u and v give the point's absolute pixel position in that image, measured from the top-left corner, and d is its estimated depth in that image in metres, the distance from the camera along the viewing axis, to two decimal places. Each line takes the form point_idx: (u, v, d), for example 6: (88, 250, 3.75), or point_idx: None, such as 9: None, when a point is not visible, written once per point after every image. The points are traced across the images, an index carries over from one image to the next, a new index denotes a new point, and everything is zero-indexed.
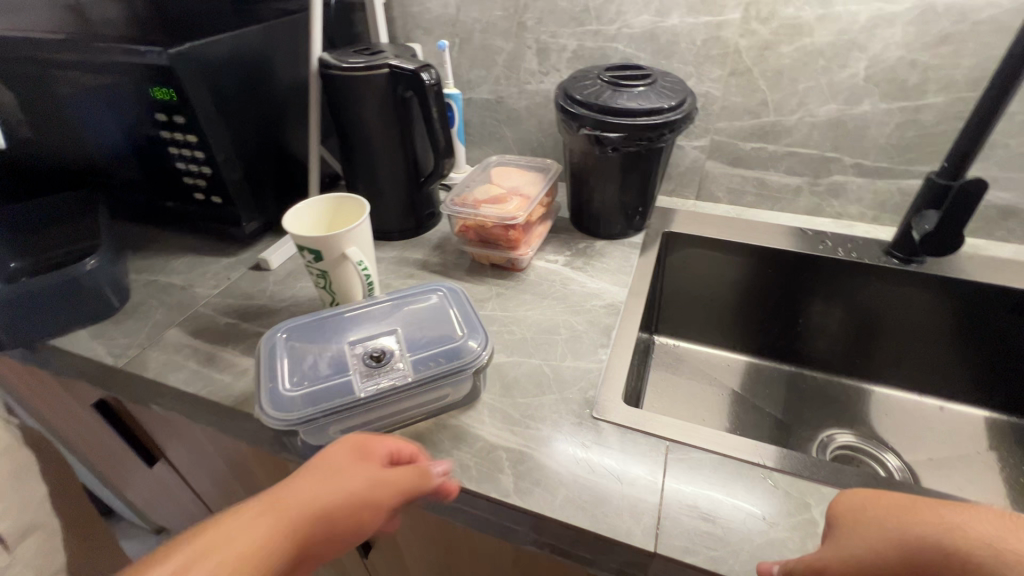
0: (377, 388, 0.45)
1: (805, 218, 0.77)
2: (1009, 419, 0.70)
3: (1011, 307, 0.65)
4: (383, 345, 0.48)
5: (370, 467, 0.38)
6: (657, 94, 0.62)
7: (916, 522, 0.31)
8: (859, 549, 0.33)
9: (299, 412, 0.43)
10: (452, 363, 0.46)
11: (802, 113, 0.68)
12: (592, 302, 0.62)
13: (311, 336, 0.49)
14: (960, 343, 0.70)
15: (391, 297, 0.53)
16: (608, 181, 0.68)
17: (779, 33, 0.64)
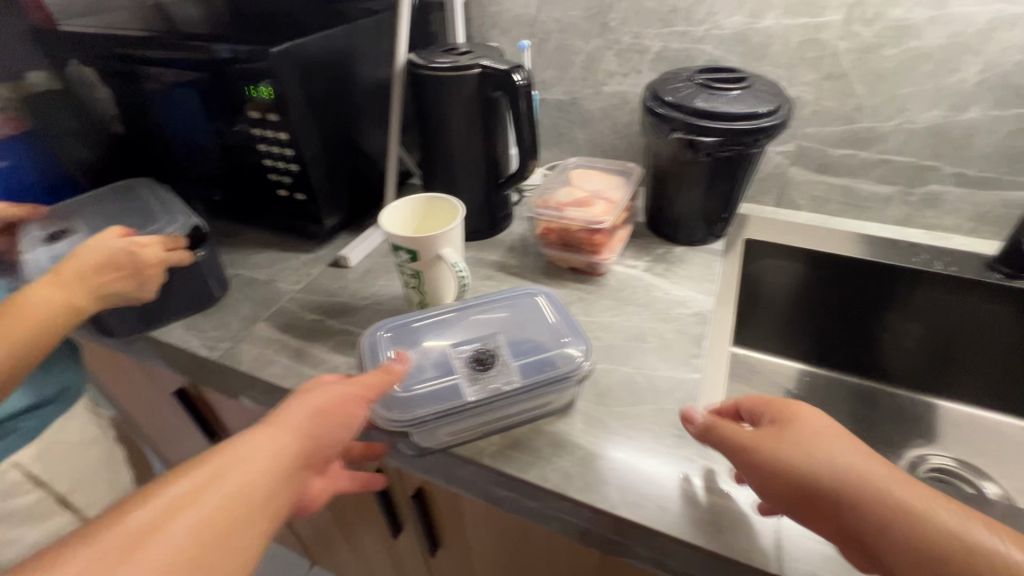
0: (484, 393, 0.45)
1: (895, 228, 0.73)
2: None
3: None
4: (487, 352, 0.48)
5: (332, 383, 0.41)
6: (755, 98, 0.60)
7: (875, 492, 0.32)
8: (806, 463, 0.34)
9: (410, 413, 0.44)
10: (557, 370, 0.46)
11: (902, 119, 0.65)
12: (678, 310, 0.60)
13: (413, 339, 0.50)
14: None
15: (486, 303, 0.54)
16: (694, 186, 0.67)
17: (884, 36, 0.61)
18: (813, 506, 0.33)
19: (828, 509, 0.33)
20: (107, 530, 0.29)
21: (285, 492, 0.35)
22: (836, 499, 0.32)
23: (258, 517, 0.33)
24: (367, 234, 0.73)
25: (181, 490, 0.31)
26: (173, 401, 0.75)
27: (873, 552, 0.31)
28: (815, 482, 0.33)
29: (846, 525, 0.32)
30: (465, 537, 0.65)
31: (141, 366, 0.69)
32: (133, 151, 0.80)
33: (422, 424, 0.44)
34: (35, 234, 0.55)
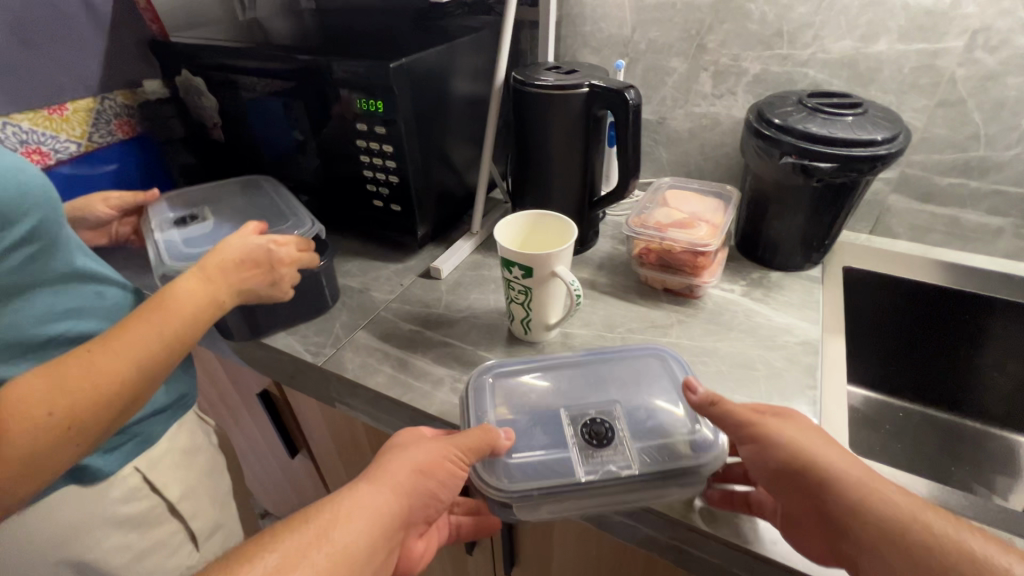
0: (596, 472, 0.43)
1: (1003, 261, 0.70)
2: None
3: None
4: (604, 424, 0.46)
5: (427, 443, 0.42)
6: (871, 124, 0.59)
7: (857, 478, 0.35)
8: (800, 445, 0.37)
9: (518, 484, 0.43)
10: (683, 460, 0.43)
11: (1021, 149, 0.63)
12: (784, 338, 0.59)
13: (524, 393, 0.50)
14: None
15: (605, 361, 0.52)
16: (795, 212, 0.65)
17: (1008, 64, 0.60)
18: (794, 476, 0.37)
19: (807, 480, 0.36)
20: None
21: (379, 553, 0.38)
22: (816, 471, 0.36)
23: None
24: (455, 247, 0.74)
25: (289, 547, 0.35)
26: (256, 402, 0.76)
27: (839, 523, 0.34)
28: (800, 455, 0.37)
29: (820, 495, 0.35)
30: (548, 559, 0.64)
31: (235, 365, 0.71)
32: (230, 158, 0.83)
33: (530, 497, 0.43)
34: (164, 214, 0.64)
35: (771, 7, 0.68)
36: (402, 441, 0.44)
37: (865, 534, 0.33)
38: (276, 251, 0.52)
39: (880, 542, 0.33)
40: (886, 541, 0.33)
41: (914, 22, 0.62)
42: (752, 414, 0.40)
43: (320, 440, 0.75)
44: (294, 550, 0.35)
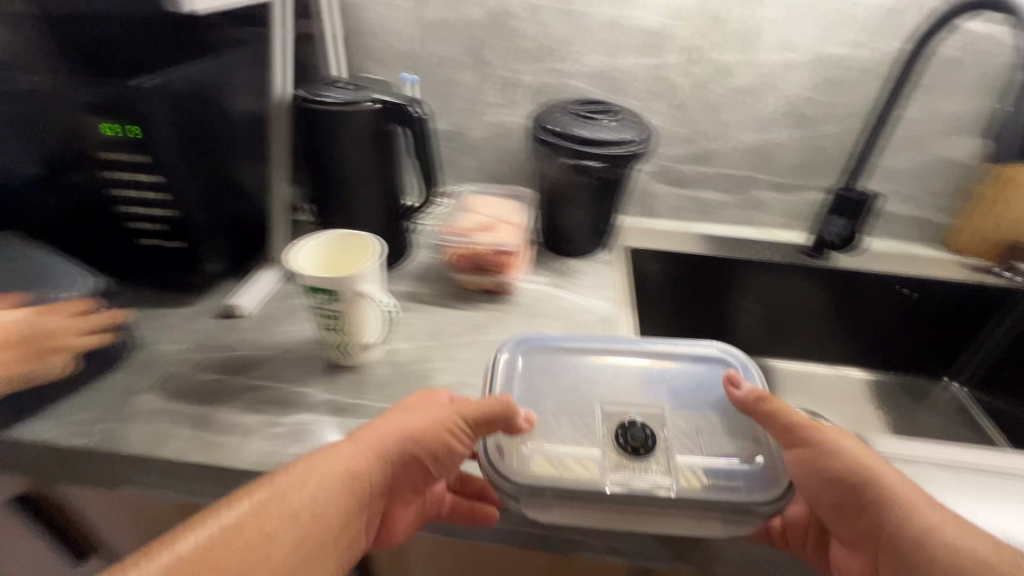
0: (621, 485, 0.42)
1: (735, 228, 0.89)
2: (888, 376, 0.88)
3: (891, 290, 0.82)
4: (649, 438, 0.46)
5: (433, 407, 0.44)
6: (625, 126, 0.69)
7: (922, 512, 0.39)
8: (878, 475, 0.40)
9: (537, 479, 0.43)
10: (734, 497, 0.42)
11: (730, 140, 0.81)
12: (585, 317, 0.67)
13: (569, 381, 0.51)
14: (852, 321, 0.86)
15: (670, 362, 0.53)
16: (581, 206, 0.74)
17: (710, 75, 0.76)
18: (850, 496, 0.40)
19: (864, 499, 0.40)
20: (182, 546, 0.34)
21: (354, 510, 0.40)
22: (876, 493, 0.39)
23: (309, 543, 0.37)
24: (259, 280, 0.68)
25: (273, 491, 0.38)
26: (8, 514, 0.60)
27: (892, 546, 0.38)
28: (858, 480, 0.40)
29: (875, 515, 0.39)
30: None
31: None
32: None
33: (545, 500, 0.42)
34: None
35: (535, 26, 0.76)
36: (411, 401, 0.45)
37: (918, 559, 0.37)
38: (42, 335, 0.49)
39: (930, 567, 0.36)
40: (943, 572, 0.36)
41: (644, 42, 0.75)
42: (804, 422, 0.43)
43: (114, 535, 0.61)
44: (276, 492, 0.38)
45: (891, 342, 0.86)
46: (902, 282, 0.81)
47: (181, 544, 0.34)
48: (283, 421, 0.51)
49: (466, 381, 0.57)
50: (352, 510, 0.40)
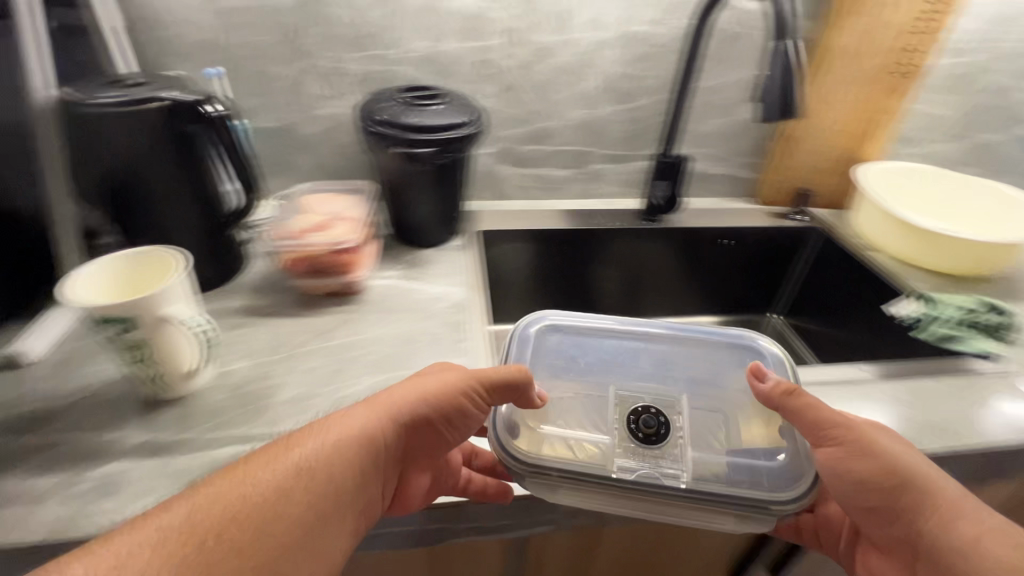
0: (627, 471, 0.44)
1: (579, 201, 0.96)
2: (726, 317, 1.00)
3: (714, 241, 0.93)
4: (664, 428, 0.48)
5: (449, 372, 0.46)
6: (453, 110, 0.69)
7: (957, 518, 0.42)
8: (913, 479, 0.44)
9: (540, 455, 0.45)
10: (756, 493, 0.43)
11: (561, 118, 0.86)
12: (437, 305, 0.67)
13: (589, 365, 0.54)
14: (688, 274, 0.96)
15: (686, 350, 0.57)
16: (423, 195, 0.73)
17: (533, 56, 0.79)
18: (888, 492, 0.44)
19: (899, 505, 0.44)
20: (194, 514, 0.35)
21: (369, 471, 0.41)
22: (918, 500, 0.43)
23: (328, 508, 0.38)
24: (46, 322, 0.58)
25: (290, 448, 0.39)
26: None
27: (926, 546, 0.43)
28: (898, 476, 0.44)
29: (910, 519, 0.44)
30: None
31: None
32: None
33: (551, 480, 0.44)
34: None
35: (349, 10, 0.72)
36: (427, 368, 0.47)
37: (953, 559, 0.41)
38: None
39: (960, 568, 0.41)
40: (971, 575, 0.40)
41: (464, 25, 0.75)
42: (831, 417, 0.45)
43: None
44: (296, 446, 0.39)
45: (723, 287, 0.98)
46: (721, 234, 0.93)
47: (193, 511, 0.35)
48: (83, 479, 0.44)
49: (309, 392, 0.53)
50: (370, 471, 0.41)
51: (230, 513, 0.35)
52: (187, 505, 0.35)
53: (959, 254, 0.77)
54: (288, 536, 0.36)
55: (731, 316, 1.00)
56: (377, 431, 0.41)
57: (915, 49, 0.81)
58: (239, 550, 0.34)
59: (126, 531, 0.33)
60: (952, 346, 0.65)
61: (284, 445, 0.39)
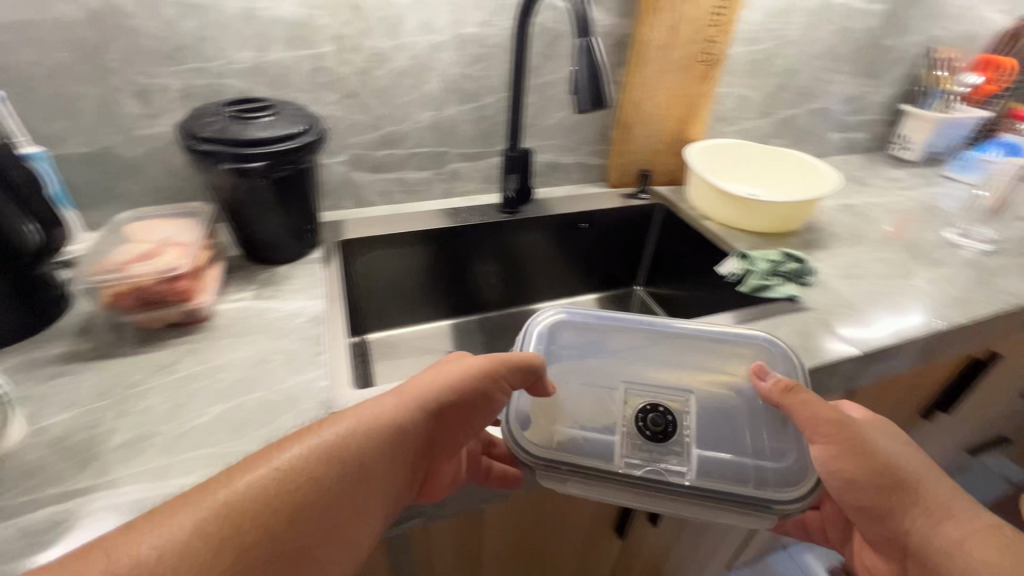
0: (635, 464, 0.52)
1: (442, 200, 0.99)
2: (591, 291, 1.11)
3: (570, 225, 1.01)
4: (675, 429, 0.55)
5: (472, 359, 0.51)
6: (285, 121, 0.68)
7: (942, 521, 0.46)
8: (906, 483, 0.48)
9: (553, 449, 0.52)
10: (760, 492, 0.49)
11: (410, 121, 0.87)
12: (294, 321, 0.66)
13: (602, 366, 0.63)
14: (554, 257, 1.04)
15: (701, 350, 0.65)
16: (268, 210, 0.71)
17: (370, 61, 0.80)
18: (884, 490, 0.48)
19: (890, 508, 0.48)
20: (244, 489, 0.36)
21: (403, 453, 0.44)
22: (908, 504, 0.47)
23: (369, 490, 0.41)
24: None
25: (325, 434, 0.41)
26: None
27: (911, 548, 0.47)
28: (893, 476, 0.48)
29: (900, 523, 0.47)
30: None
31: None
32: None
33: (558, 473, 0.51)
34: None
35: (155, 22, 0.67)
36: (449, 359, 0.52)
37: (940, 559, 0.45)
38: None
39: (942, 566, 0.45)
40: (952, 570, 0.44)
41: (292, 33, 0.74)
42: (827, 414, 0.50)
43: None
44: (332, 431, 0.41)
45: (585, 266, 1.07)
46: (577, 218, 1.00)
47: (237, 492, 0.36)
48: None
49: (145, 433, 0.50)
50: (404, 454, 0.44)
51: (276, 496, 0.37)
52: (226, 489, 0.36)
53: (771, 212, 0.89)
54: (330, 517, 0.38)
55: (594, 290, 1.11)
56: (408, 417, 0.45)
57: (715, 40, 0.93)
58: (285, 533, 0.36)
59: (167, 515, 0.34)
60: (767, 293, 0.77)
61: (320, 428, 0.41)
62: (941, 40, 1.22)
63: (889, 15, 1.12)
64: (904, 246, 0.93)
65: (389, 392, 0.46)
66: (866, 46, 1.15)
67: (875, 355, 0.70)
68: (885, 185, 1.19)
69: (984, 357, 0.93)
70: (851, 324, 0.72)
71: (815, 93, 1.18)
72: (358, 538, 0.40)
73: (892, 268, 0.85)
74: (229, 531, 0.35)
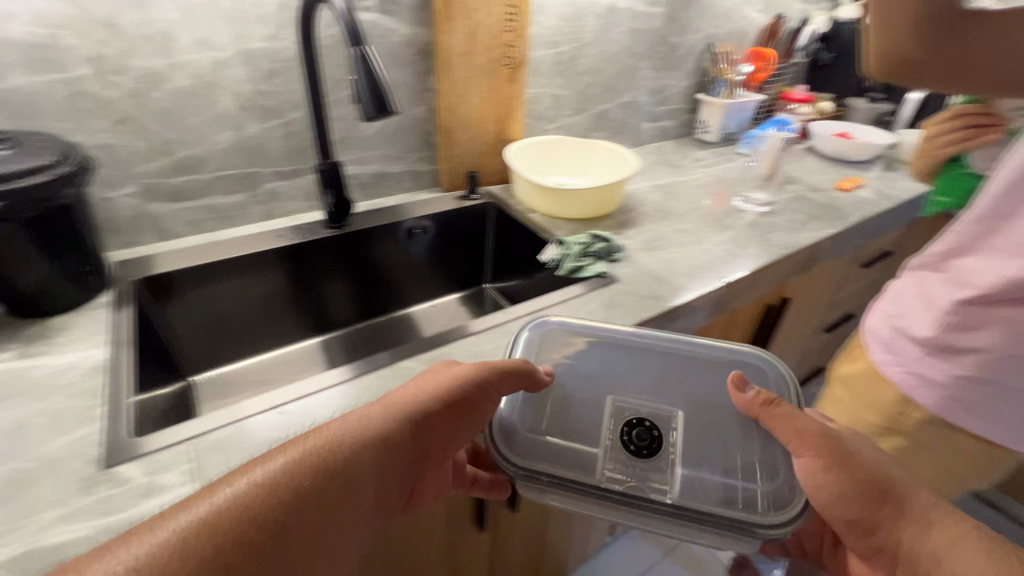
0: (613, 482, 0.50)
1: (264, 223, 0.94)
2: (442, 295, 1.12)
3: (406, 231, 1.02)
4: (660, 444, 0.54)
5: (458, 367, 0.54)
6: (31, 153, 0.60)
7: (932, 532, 0.47)
8: (892, 493, 0.49)
9: (538, 464, 0.52)
10: (746, 515, 0.48)
11: (206, 143, 0.82)
12: (67, 375, 0.59)
13: (599, 369, 0.62)
14: (396, 266, 1.04)
15: (689, 368, 0.62)
16: (30, 258, 0.62)
17: (142, 82, 0.73)
18: (871, 502, 0.49)
19: (878, 523, 0.48)
20: (226, 505, 0.38)
21: (390, 461, 0.46)
22: (896, 513, 0.48)
23: (353, 500, 0.43)
24: None
25: (310, 444, 0.43)
26: None
27: (901, 559, 0.47)
28: (875, 488, 0.50)
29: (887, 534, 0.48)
30: None
31: None
32: None
33: (539, 484, 0.51)
34: None
35: None
36: (437, 368, 0.55)
37: (930, 565, 0.45)
38: None
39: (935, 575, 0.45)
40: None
41: (30, 56, 0.65)
42: (805, 429, 0.51)
43: None
44: (316, 441, 0.43)
45: (431, 271, 1.09)
46: (411, 224, 1.02)
47: (217, 509, 0.37)
48: None
49: None
50: (390, 464, 0.46)
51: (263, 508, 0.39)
52: (207, 503, 0.38)
53: (585, 200, 0.97)
54: (313, 530, 0.40)
55: (445, 293, 1.12)
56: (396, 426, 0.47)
57: (512, 44, 0.99)
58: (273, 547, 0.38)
59: (148, 533, 0.36)
60: (581, 274, 0.83)
61: (305, 439, 0.44)
62: (719, 37, 1.42)
63: (670, 16, 1.27)
64: (700, 216, 1.07)
65: (376, 405, 0.49)
66: (656, 45, 1.30)
67: (672, 314, 0.79)
68: (691, 164, 1.35)
69: (778, 302, 1.10)
70: (652, 290, 0.81)
71: (622, 89, 1.31)
72: (342, 546, 0.42)
73: (689, 236, 0.97)
74: (215, 545, 0.36)
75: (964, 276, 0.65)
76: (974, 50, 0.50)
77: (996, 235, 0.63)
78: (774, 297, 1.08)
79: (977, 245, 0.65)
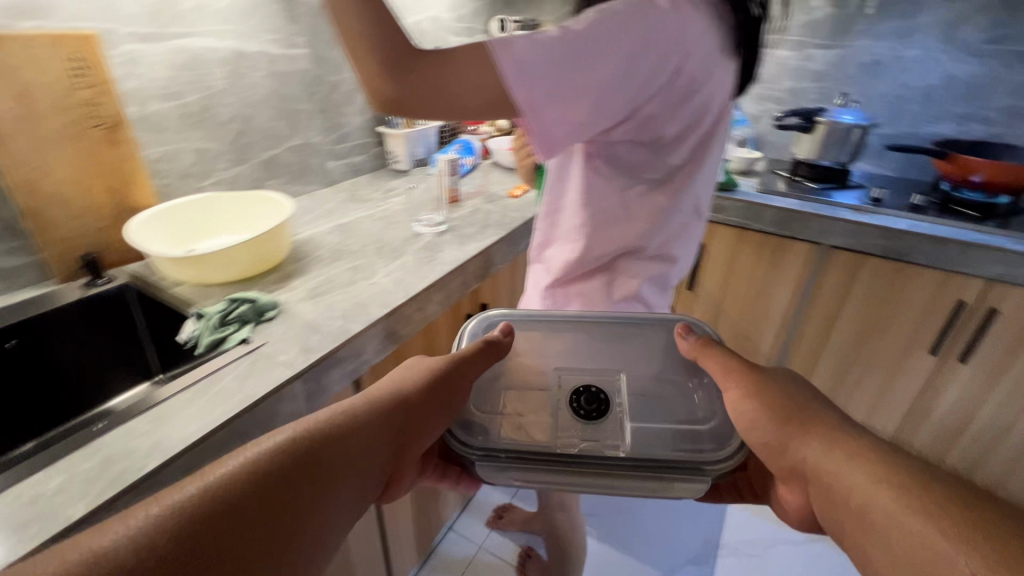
0: (569, 446, 0.55)
1: None
2: (121, 386, 0.91)
3: (37, 332, 0.82)
4: (612, 402, 0.59)
5: (431, 360, 0.62)
6: None
7: (836, 454, 0.47)
8: (807, 423, 0.51)
9: (490, 444, 0.56)
10: (691, 456, 0.53)
11: None
12: None
13: (549, 350, 0.66)
14: (39, 372, 0.82)
15: (628, 334, 0.67)
16: None
17: None
18: (783, 422, 0.52)
19: (785, 441, 0.51)
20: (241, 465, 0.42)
21: (378, 435, 0.53)
22: (805, 438, 0.50)
23: (347, 471, 0.48)
24: None
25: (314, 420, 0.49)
26: None
27: (809, 476, 0.49)
28: (793, 412, 0.53)
29: (796, 454, 0.50)
30: None
31: None
32: None
33: (498, 462, 0.55)
34: None
35: None
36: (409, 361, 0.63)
37: (827, 478, 0.47)
38: None
39: (834, 492, 0.46)
40: (832, 494, 0.46)
41: None
42: (727, 366, 0.59)
43: None
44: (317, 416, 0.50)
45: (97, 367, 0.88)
46: (41, 320, 0.83)
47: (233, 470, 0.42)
48: None
49: None
50: (378, 439, 0.53)
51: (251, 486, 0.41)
52: (220, 468, 0.42)
53: (234, 260, 0.88)
54: (315, 488, 0.45)
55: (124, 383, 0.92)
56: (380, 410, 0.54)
57: (95, 102, 0.88)
58: (261, 523, 0.40)
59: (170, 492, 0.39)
60: (224, 345, 0.76)
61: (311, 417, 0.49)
62: None
63: (315, 56, 1.27)
64: (378, 249, 1.09)
65: (364, 394, 0.56)
66: (311, 85, 1.28)
67: (332, 359, 0.77)
68: (379, 197, 1.38)
69: (477, 307, 1.22)
70: (305, 342, 0.78)
71: (287, 132, 1.27)
72: (328, 525, 0.45)
73: (359, 273, 0.99)
74: (214, 520, 0.38)
75: (550, 266, 0.75)
76: (445, 64, 0.49)
77: (556, 228, 0.73)
78: (471, 305, 1.20)
79: (549, 240, 0.74)
